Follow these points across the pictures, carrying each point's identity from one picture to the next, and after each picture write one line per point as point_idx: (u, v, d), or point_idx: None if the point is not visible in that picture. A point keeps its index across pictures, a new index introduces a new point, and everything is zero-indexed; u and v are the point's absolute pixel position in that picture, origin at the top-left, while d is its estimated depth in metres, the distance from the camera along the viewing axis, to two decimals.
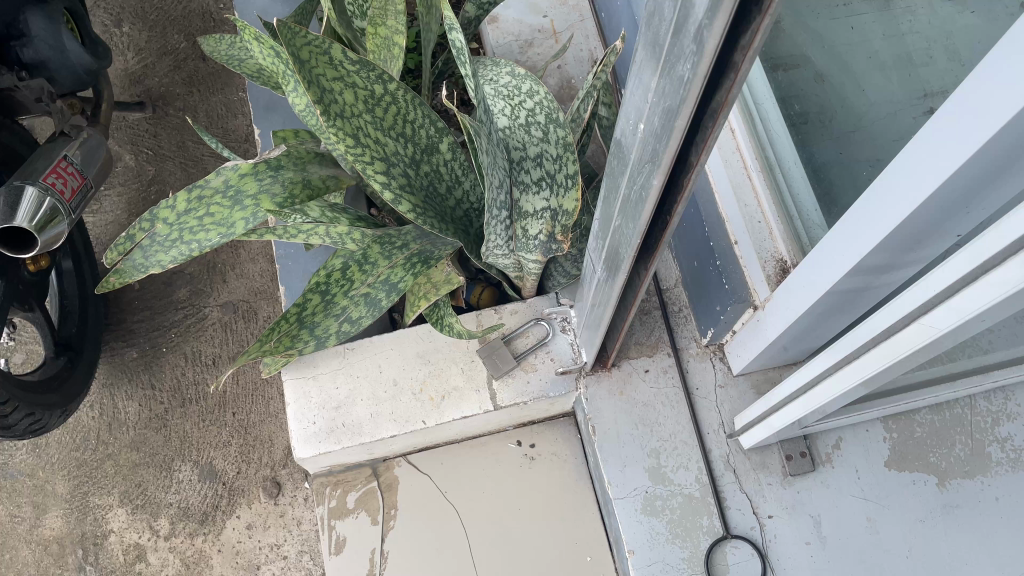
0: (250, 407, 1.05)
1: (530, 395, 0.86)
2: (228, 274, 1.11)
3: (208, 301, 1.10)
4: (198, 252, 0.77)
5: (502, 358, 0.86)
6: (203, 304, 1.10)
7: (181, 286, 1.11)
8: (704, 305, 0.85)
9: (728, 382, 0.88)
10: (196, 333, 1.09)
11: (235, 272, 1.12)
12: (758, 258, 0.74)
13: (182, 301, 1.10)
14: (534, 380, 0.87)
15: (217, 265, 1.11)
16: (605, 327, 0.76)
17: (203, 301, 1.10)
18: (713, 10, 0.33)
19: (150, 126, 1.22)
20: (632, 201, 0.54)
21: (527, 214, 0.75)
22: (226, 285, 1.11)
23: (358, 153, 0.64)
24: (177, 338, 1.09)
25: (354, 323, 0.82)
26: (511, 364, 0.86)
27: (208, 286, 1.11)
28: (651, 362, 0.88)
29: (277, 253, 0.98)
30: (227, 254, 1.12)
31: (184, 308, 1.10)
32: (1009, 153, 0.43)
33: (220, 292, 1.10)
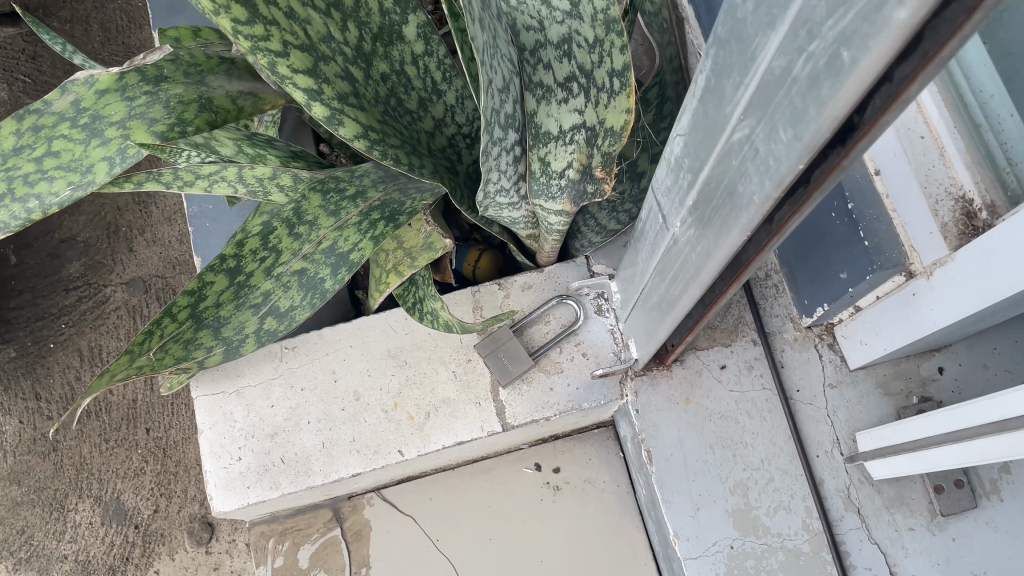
0: (168, 421, 0.84)
1: (556, 410, 0.59)
2: (135, 241, 0.89)
3: (109, 279, 0.88)
4: (40, 218, 0.41)
5: (514, 355, 0.59)
6: (103, 283, 0.88)
7: (72, 260, 0.89)
8: (809, 270, 0.57)
9: (841, 381, 0.60)
10: (94, 322, 0.87)
11: (145, 239, 0.90)
12: (925, 198, 0.46)
13: (74, 279, 0.88)
14: (560, 388, 0.60)
15: (120, 229, 0.89)
16: (677, 316, 0.48)
17: (102, 279, 0.88)
18: None
19: (26, 44, 0.94)
20: (801, 75, 0.24)
21: (549, 136, 0.47)
22: (134, 256, 0.89)
23: (248, 29, 0.35)
24: (70, 328, 0.87)
25: (282, 318, 0.54)
26: (526, 364, 0.59)
27: (109, 258, 0.89)
28: (729, 354, 0.60)
29: (190, 210, 0.70)
30: (133, 216, 0.90)
31: (78, 289, 0.88)
32: None
33: (123, 267, 0.88)
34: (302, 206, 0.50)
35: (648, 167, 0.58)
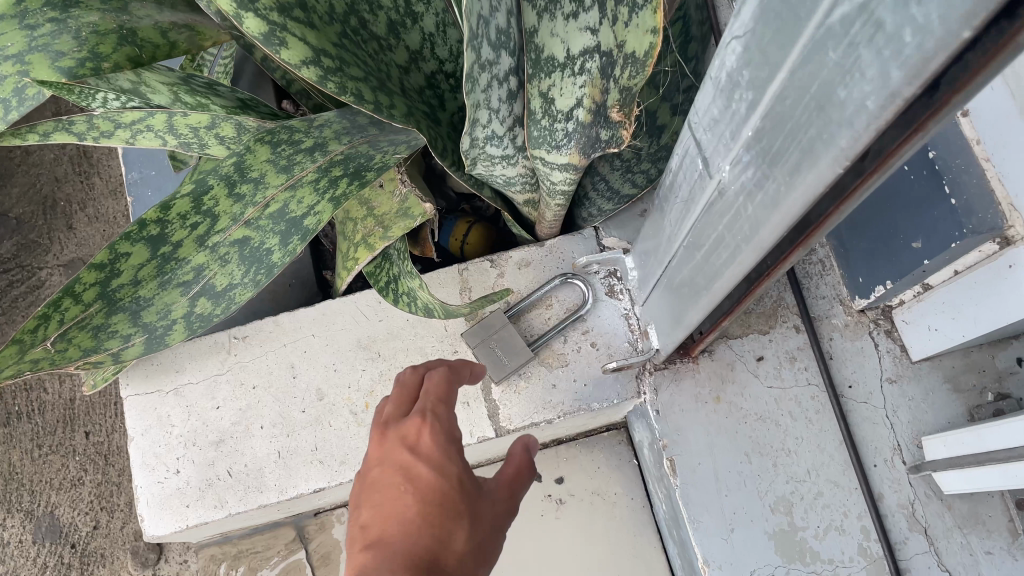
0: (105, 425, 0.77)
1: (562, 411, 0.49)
2: (75, 217, 0.81)
3: (44, 261, 0.79)
4: None
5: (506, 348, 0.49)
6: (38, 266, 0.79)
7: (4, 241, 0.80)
8: (868, 241, 0.47)
9: (902, 375, 0.50)
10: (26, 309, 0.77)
11: (86, 215, 0.81)
12: None
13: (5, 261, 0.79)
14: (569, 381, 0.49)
15: (57, 204, 0.81)
16: (714, 301, 0.37)
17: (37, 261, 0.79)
18: None
19: None
20: None
21: (554, 65, 0.36)
22: (73, 236, 0.80)
23: None
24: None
25: (218, 300, 0.43)
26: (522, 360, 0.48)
27: (44, 236, 0.80)
28: (766, 343, 0.50)
29: (129, 177, 0.60)
30: (74, 189, 0.81)
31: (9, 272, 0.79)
32: None
33: (61, 246, 0.79)
34: (246, 159, 0.39)
35: (671, 118, 0.48)
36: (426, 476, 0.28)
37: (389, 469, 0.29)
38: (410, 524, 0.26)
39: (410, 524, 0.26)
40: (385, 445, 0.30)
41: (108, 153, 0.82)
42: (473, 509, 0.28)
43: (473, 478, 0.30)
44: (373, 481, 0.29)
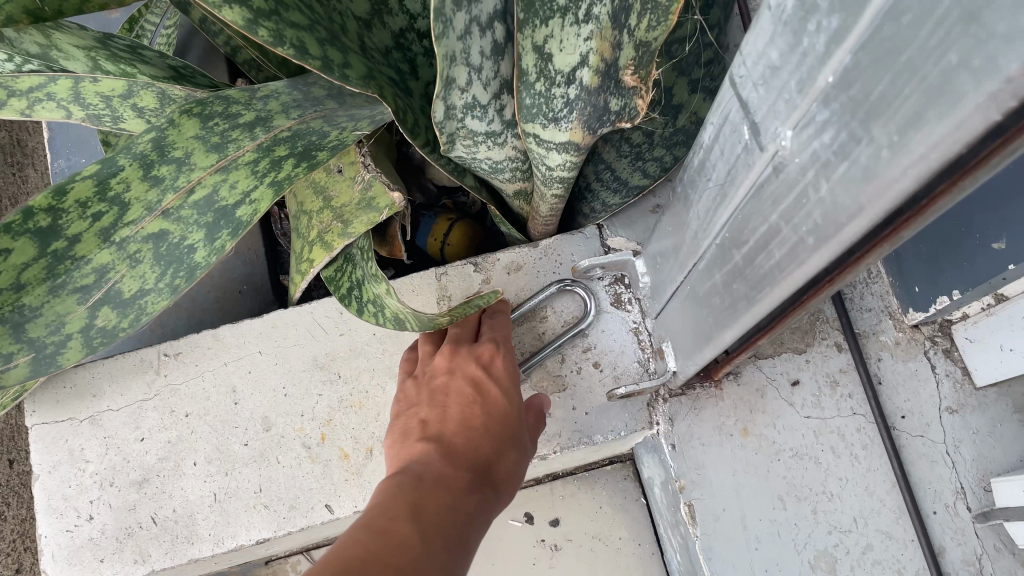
0: (29, 450, 0.74)
1: (560, 444, 0.42)
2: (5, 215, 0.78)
3: None
4: None
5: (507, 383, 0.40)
6: None
7: None
8: (933, 245, 0.39)
9: (965, 405, 0.42)
10: None
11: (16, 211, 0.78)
12: None
13: None
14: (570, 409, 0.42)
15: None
16: (755, 313, 0.29)
17: None
18: None
19: None
20: None
21: (551, 11, 0.28)
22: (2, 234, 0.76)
23: None
24: None
25: (126, 309, 0.34)
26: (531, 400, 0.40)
27: None
28: (802, 365, 0.42)
29: (57, 165, 0.52)
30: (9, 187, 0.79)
31: None
32: None
33: None
34: (167, 133, 0.32)
35: (690, 95, 0.40)
36: (494, 403, 0.36)
37: (464, 379, 0.37)
38: (475, 431, 0.35)
39: (474, 436, 0.35)
40: (465, 358, 0.38)
41: (43, 143, 0.81)
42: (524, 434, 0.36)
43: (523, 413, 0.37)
44: (447, 386, 0.37)
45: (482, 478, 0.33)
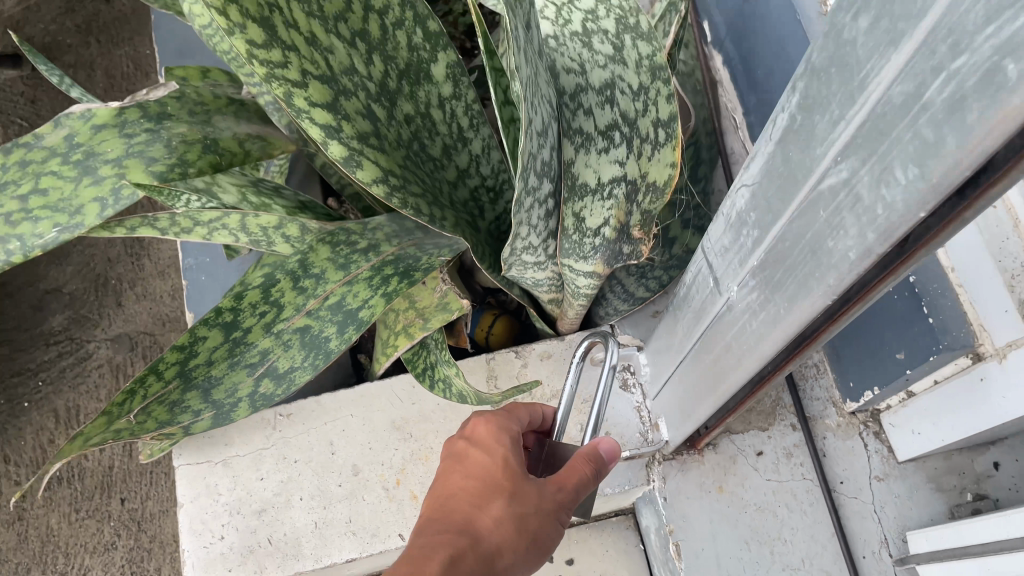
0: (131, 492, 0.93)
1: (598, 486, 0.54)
2: (124, 294, 0.96)
3: (94, 335, 0.94)
4: (17, 259, 0.46)
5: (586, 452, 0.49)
6: (88, 339, 0.94)
7: (55, 314, 0.95)
8: (856, 352, 0.53)
9: (889, 474, 0.54)
10: (74, 380, 0.93)
11: (134, 291, 0.97)
12: (1002, 275, 0.41)
13: (56, 332, 0.95)
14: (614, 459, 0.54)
15: (109, 282, 0.96)
16: (721, 397, 0.43)
17: (87, 334, 0.94)
18: None
19: (27, 88, 0.90)
20: (926, 109, 0.21)
21: (585, 190, 0.43)
22: (122, 311, 0.95)
23: (270, 57, 0.32)
24: (49, 385, 0.93)
25: (281, 381, 0.48)
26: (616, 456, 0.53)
27: (94, 313, 0.95)
28: (766, 440, 0.55)
29: (185, 261, 0.66)
30: (125, 268, 0.97)
31: (59, 343, 0.94)
32: None
33: (110, 322, 0.95)
34: (308, 257, 0.45)
35: (682, 231, 0.54)
36: (476, 464, 0.42)
37: (451, 457, 0.43)
38: (459, 493, 0.41)
39: (459, 499, 0.40)
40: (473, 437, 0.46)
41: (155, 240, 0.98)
42: (518, 483, 0.40)
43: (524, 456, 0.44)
44: (441, 471, 0.44)
45: (463, 532, 0.38)
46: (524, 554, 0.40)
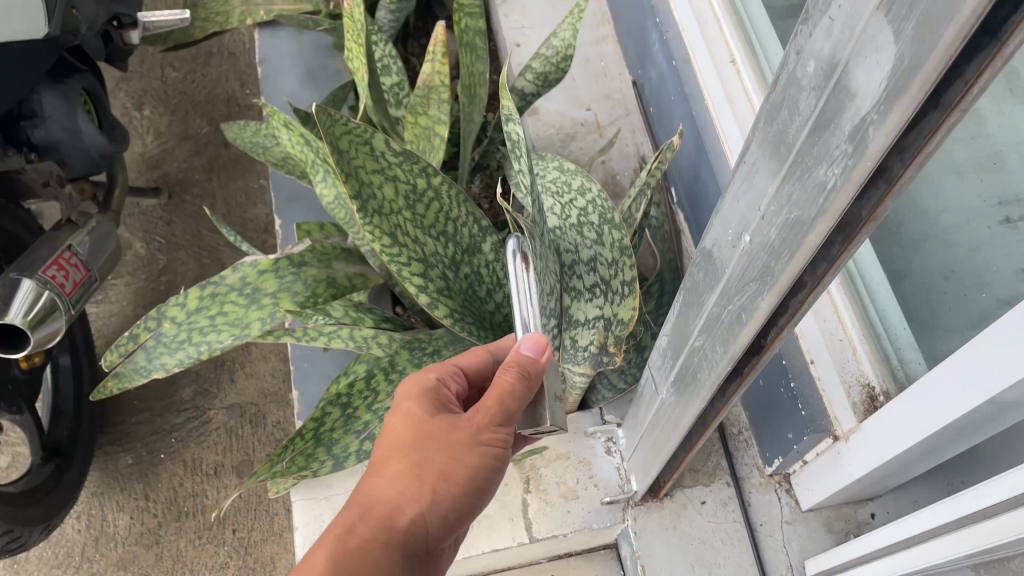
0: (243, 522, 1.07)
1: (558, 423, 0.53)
2: (236, 373, 1.17)
3: (213, 403, 1.15)
4: (207, 354, 0.72)
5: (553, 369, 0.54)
6: (208, 407, 1.14)
7: (186, 386, 1.16)
8: (770, 431, 0.75)
9: (796, 518, 0.76)
10: (198, 439, 1.13)
11: (244, 370, 1.17)
12: (842, 382, 0.65)
13: (185, 402, 1.15)
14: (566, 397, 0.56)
15: (226, 364, 1.17)
16: (666, 456, 0.67)
17: (208, 403, 1.14)
18: (889, 102, 0.27)
19: (164, 213, 1.18)
20: (724, 322, 0.45)
21: (578, 322, 0.69)
22: (234, 385, 1.16)
23: (393, 252, 0.58)
24: (178, 442, 1.12)
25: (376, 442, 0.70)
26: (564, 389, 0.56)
27: (214, 386, 1.16)
28: (708, 492, 0.78)
29: (293, 354, 0.91)
30: (238, 353, 1.18)
31: (187, 410, 1.14)
32: None
33: (225, 393, 1.15)
34: (396, 357, 0.72)
35: None
36: (394, 425, 0.52)
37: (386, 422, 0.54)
38: (379, 467, 0.51)
39: (381, 462, 0.51)
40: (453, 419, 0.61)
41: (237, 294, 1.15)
42: (421, 440, 0.51)
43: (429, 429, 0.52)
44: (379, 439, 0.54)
45: (370, 504, 0.49)
46: (438, 495, 0.50)
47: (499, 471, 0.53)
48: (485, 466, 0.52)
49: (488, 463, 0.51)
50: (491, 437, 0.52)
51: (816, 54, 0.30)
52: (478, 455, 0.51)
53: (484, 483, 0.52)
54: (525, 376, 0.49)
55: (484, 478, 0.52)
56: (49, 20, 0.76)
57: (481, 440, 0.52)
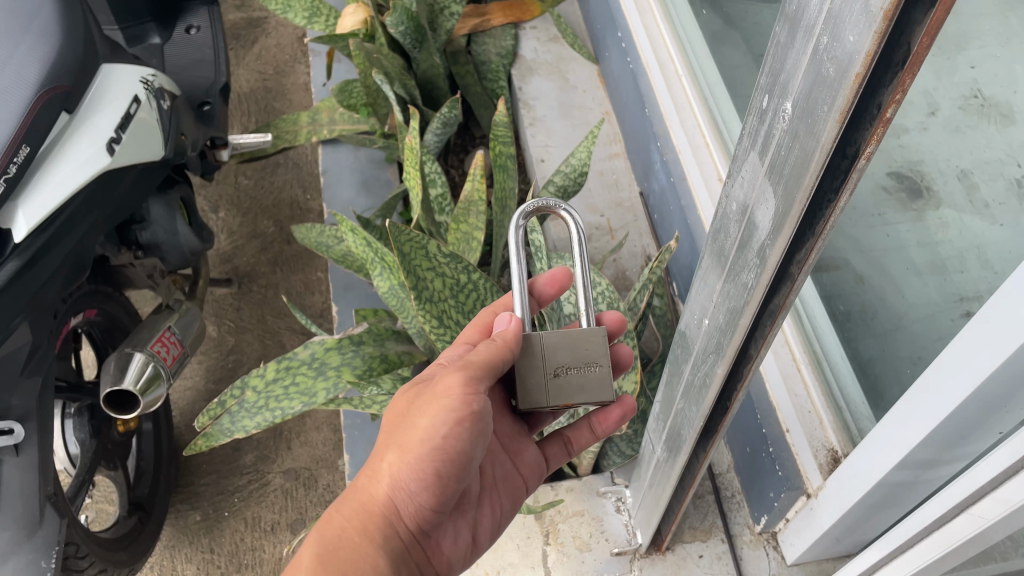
0: None
1: (562, 400, 0.60)
2: (292, 442, 1.29)
3: (271, 468, 1.26)
4: (280, 419, 0.85)
5: (557, 344, 0.61)
6: (267, 471, 1.26)
7: (248, 451, 1.28)
8: (757, 492, 0.90)
9: (782, 571, 0.87)
10: (258, 499, 1.23)
11: (300, 439, 1.29)
12: (810, 448, 0.78)
13: (248, 465, 1.26)
14: (604, 363, 0.61)
15: (283, 433, 1.29)
16: (662, 507, 0.80)
17: (267, 467, 1.26)
18: (776, 233, 0.41)
19: (234, 300, 1.36)
20: (695, 386, 0.59)
21: None
22: (290, 452, 1.28)
23: (441, 332, 0.75)
24: (240, 501, 1.23)
25: None
26: (605, 355, 0.61)
27: (274, 453, 1.28)
28: (705, 547, 0.90)
29: (345, 423, 1.06)
30: (295, 423, 1.30)
31: (249, 473, 1.26)
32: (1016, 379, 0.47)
33: (283, 459, 1.27)
34: None
35: None
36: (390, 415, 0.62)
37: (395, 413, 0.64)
38: (374, 455, 0.61)
39: (376, 449, 0.61)
40: (500, 415, 0.73)
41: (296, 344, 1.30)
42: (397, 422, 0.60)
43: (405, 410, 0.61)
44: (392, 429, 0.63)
45: (359, 492, 0.60)
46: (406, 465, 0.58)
47: (465, 425, 0.58)
48: (443, 425, 0.57)
49: (441, 422, 0.57)
50: (445, 393, 0.58)
51: (737, 198, 0.45)
52: (439, 421, 0.57)
53: (447, 440, 0.58)
54: (489, 349, 0.58)
55: (444, 434, 0.57)
56: (167, 145, 0.97)
57: (435, 401, 0.58)
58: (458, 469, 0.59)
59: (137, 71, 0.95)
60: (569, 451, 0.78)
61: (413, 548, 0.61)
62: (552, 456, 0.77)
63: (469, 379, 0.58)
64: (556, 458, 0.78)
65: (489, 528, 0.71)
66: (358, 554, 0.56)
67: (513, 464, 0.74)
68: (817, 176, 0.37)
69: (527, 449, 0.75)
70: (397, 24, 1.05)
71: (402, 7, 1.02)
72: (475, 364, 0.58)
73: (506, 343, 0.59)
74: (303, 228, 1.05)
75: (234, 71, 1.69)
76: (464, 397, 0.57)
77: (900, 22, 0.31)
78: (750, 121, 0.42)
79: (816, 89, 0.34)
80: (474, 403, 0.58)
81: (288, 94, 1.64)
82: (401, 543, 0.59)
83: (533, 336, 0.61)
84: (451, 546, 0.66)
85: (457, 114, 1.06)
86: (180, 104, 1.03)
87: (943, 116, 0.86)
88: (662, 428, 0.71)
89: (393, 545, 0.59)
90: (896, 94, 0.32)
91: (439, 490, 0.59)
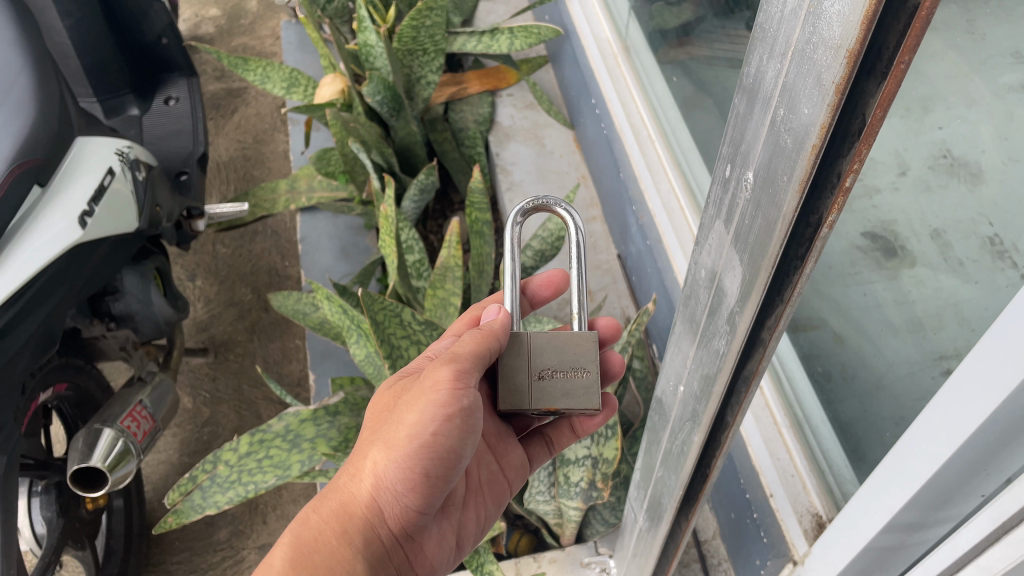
0: None
1: (544, 404, 0.59)
2: (268, 515, 1.26)
3: (246, 543, 1.23)
4: (253, 493, 0.83)
5: (547, 347, 0.60)
6: (241, 546, 1.22)
7: (222, 527, 1.25)
8: (742, 559, 0.88)
9: None
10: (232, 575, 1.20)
11: (275, 513, 1.27)
12: (794, 512, 0.77)
13: (222, 541, 1.23)
14: (592, 370, 0.60)
15: (259, 506, 1.27)
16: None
17: (242, 543, 1.23)
18: (744, 299, 0.41)
19: (211, 370, 1.34)
20: (673, 454, 0.58)
21: (570, 460, 0.80)
22: (266, 526, 1.25)
23: None
24: None
25: None
26: (594, 361, 0.60)
27: (249, 526, 1.25)
28: None
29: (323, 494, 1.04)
30: (271, 496, 1.28)
31: (223, 549, 1.23)
32: (997, 441, 0.46)
33: (259, 534, 1.24)
34: None
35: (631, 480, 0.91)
36: (376, 409, 0.61)
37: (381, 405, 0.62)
38: (356, 451, 0.59)
39: (359, 445, 0.60)
40: (487, 414, 0.71)
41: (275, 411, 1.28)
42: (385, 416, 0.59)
43: (392, 405, 0.60)
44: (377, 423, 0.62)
45: (342, 486, 0.58)
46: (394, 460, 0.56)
47: (455, 421, 0.56)
48: (431, 420, 0.56)
49: (430, 418, 0.56)
50: (433, 387, 0.56)
51: (705, 265, 0.45)
52: (429, 414, 0.56)
53: (436, 436, 0.56)
54: (479, 343, 0.57)
55: (433, 431, 0.56)
56: (141, 216, 0.97)
57: (423, 396, 0.57)
58: (446, 467, 0.58)
59: (112, 143, 0.95)
60: (551, 452, 0.76)
61: (395, 551, 0.59)
62: (536, 458, 0.75)
63: (458, 372, 0.57)
64: (538, 458, 0.76)
65: (474, 529, 0.70)
66: (336, 556, 0.54)
67: (499, 464, 0.72)
68: (782, 244, 0.37)
69: (514, 450, 0.73)
70: (374, 93, 1.06)
71: (378, 76, 1.03)
72: (465, 356, 0.57)
73: (493, 332, 0.58)
74: (279, 294, 1.05)
75: (213, 140, 1.70)
76: (453, 391, 0.56)
77: (855, 94, 0.31)
78: (715, 189, 0.42)
79: (775, 158, 0.35)
80: (463, 397, 0.57)
81: (267, 162, 1.65)
82: (383, 546, 0.58)
83: (523, 335, 0.60)
84: (434, 547, 0.65)
85: (434, 181, 1.06)
86: (156, 174, 1.03)
87: (913, 176, 0.82)
88: (645, 497, 0.69)
89: (374, 547, 0.57)
90: (855, 163, 0.32)
91: (424, 489, 0.58)
